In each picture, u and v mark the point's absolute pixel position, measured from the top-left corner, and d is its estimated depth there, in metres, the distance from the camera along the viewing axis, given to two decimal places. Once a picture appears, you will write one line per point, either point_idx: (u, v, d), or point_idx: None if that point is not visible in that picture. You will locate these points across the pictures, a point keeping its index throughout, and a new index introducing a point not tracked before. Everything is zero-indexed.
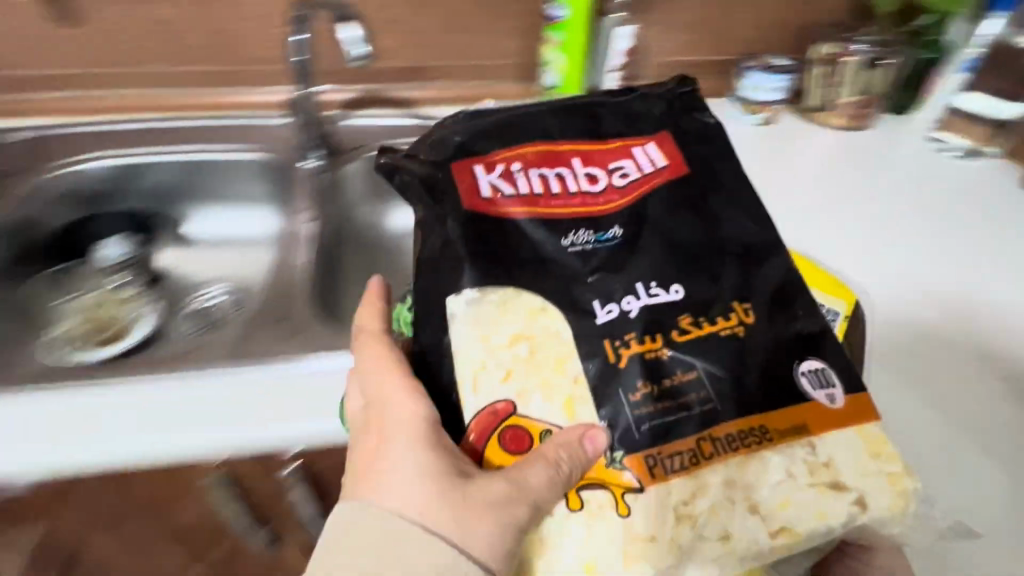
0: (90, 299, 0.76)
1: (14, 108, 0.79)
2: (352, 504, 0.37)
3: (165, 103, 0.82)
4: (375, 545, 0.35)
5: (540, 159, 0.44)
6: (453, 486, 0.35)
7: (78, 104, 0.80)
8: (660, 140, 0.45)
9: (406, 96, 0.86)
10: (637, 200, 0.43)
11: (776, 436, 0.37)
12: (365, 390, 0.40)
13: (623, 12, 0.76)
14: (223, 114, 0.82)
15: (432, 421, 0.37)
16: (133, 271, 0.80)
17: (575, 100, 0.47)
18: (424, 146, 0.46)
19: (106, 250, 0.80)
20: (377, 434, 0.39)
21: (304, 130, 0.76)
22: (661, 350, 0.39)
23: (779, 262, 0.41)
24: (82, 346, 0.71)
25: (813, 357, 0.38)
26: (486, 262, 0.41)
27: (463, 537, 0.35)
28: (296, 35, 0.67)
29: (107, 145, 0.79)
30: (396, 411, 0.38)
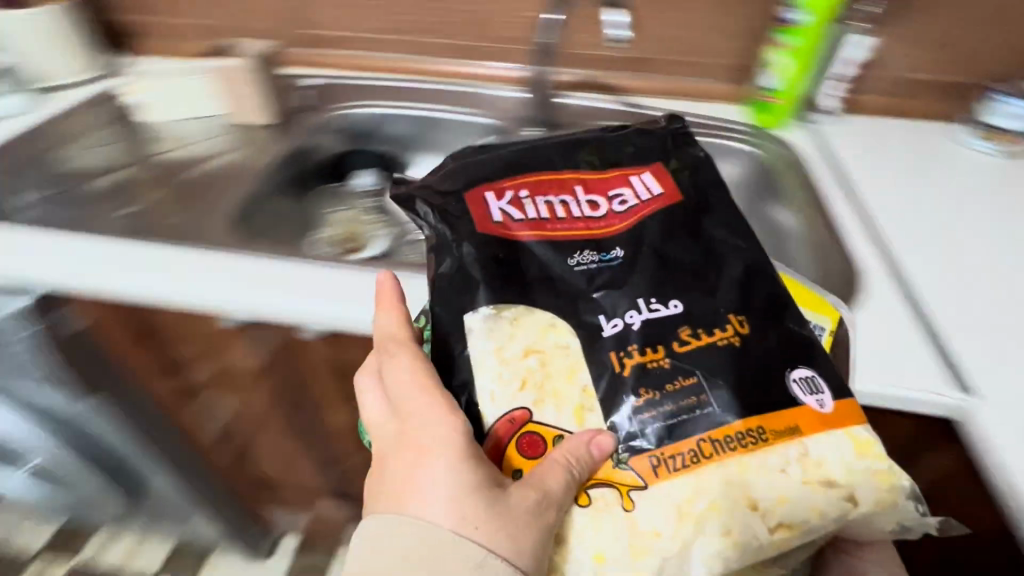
0: (348, 214, 1.07)
1: (354, 64, 1.13)
2: (394, 516, 0.39)
3: (421, 65, 1.12)
4: (417, 553, 0.37)
5: (547, 190, 0.52)
6: (488, 494, 0.38)
7: (354, 64, 1.13)
8: (654, 171, 0.54)
9: (620, 85, 1.08)
10: (636, 223, 0.50)
11: (770, 436, 0.39)
12: (402, 408, 0.43)
13: (862, 29, 0.96)
14: (462, 81, 1.11)
15: (466, 434, 0.40)
16: (376, 198, 1.11)
17: (576, 138, 0.56)
18: (438, 177, 0.53)
19: (362, 179, 1.12)
20: (414, 450, 0.41)
21: (537, 103, 1.06)
22: (662, 360, 0.43)
23: (762, 277, 0.48)
24: (336, 248, 1.00)
25: (803, 366, 0.43)
26: (499, 281, 0.46)
27: (498, 544, 0.37)
28: (552, 15, 0.97)
29: (386, 99, 1.12)
30: (433, 425, 0.41)
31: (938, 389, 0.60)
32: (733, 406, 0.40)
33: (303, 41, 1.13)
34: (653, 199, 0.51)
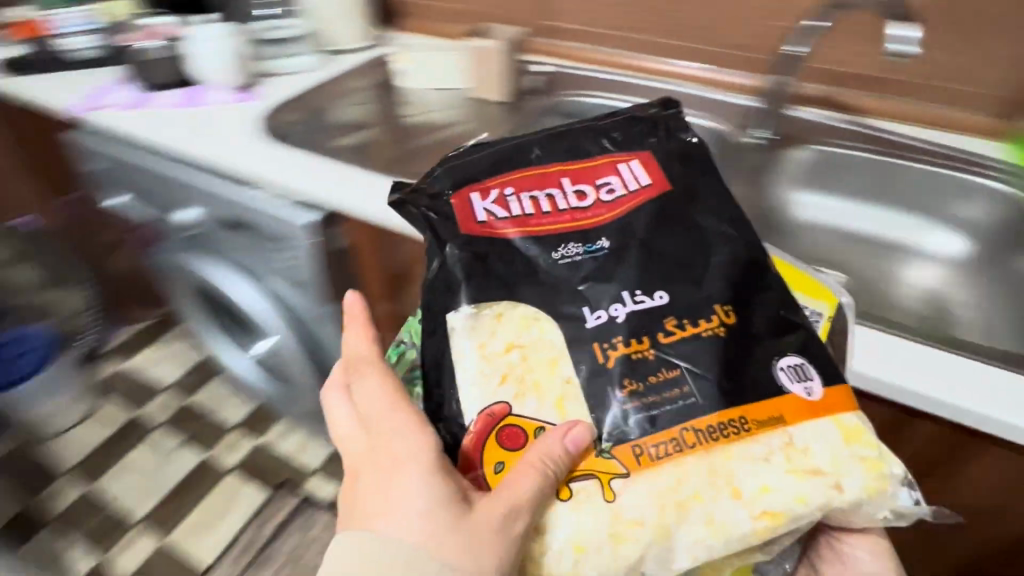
0: None
1: (620, 60, 1.14)
2: (360, 536, 0.38)
3: (670, 57, 1.10)
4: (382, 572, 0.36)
5: (533, 186, 0.52)
6: (456, 510, 0.38)
7: (610, 54, 1.15)
8: (642, 159, 0.53)
9: (858, 100, 1.00)
10: (623, 214, 0.50)
11: (754, 425, 0.39)
12: (373, 426, 0.43)
13: None
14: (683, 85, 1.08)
15: (436, 450, 0.41)
16: None
17: (566, 127, 0.56)
18: (428, 180, 0.54)
19: None
20: (383, 465, 0.41)
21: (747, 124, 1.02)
22: (646, 350, 0.43)
23: (750, 263, 0.48)
24: None
25: (790, 354, 0.42)
26: (484, 278, 0.47)
27: (464, 562, 0.37)
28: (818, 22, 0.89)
29: (612, 89, 1.13)
30: (405, 442, 0.41)
31: (944, 395, 0.61)
32: (717, 396, 0.40)
33: (546, 30, 1.19)
34: (641, 189, 0.51)
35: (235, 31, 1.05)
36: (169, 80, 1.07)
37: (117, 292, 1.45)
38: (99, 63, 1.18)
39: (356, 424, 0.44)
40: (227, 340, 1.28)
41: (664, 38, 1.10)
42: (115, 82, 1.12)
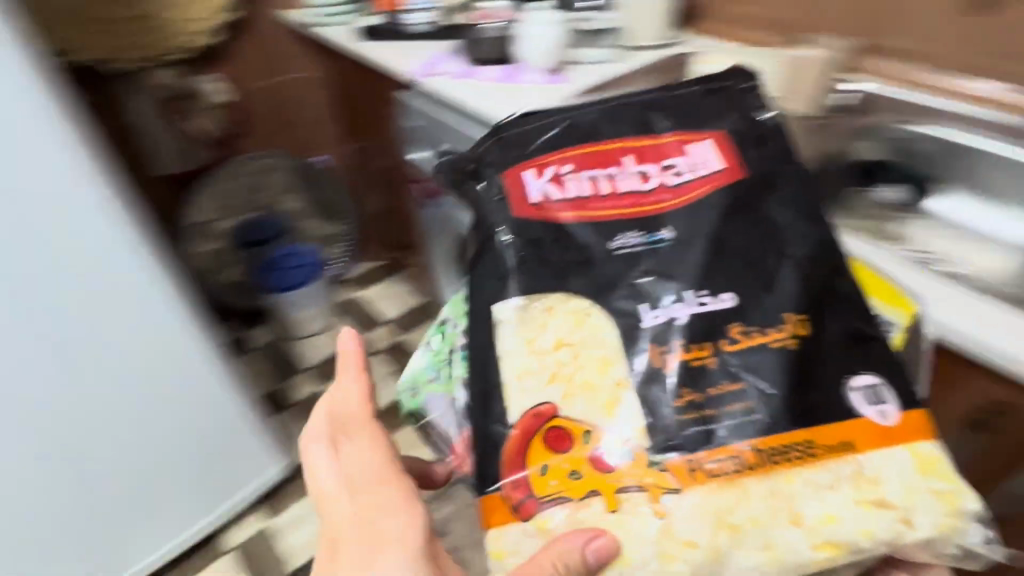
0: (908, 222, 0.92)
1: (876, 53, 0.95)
2: None
3: (967, 65, 0.87)
4: None
5: (591, 164, 0.48)
6: None
7: (894, 67, 0.93)
8: (713, 138, 0.48)
9: None
10: (690, 201, 0.46)
11: (820, 450, 0.37)
12: (356, 493, 0.37)
13: None
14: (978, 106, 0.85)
15: (427, 539, 0.36)
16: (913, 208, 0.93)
17: (630, 99, 0.51)
18: (478, 151, 0.50)
19: (886, 191, 0.93)
20: (364, 544, 0.35)
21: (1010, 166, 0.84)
22: (708, 358, 0.40)
23: (826, 263, 0.43)
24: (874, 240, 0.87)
25: (866, 373, 0.39)
26: (534, 266, 0.44)
27: None
28: None
29: (907, 115, 0.91)
30: (394, 523, 0.36)
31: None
32: (781, 414, 0.37)
33: (870, 47, 0.96)
34: (711, 175, 0.46)
35: (562, 20, 1.03)
36: (490, 56, 1.07)
37: (388, 217, 1.59)
38: (434, 40, 1.21)
39: (340, 484, 0.38)
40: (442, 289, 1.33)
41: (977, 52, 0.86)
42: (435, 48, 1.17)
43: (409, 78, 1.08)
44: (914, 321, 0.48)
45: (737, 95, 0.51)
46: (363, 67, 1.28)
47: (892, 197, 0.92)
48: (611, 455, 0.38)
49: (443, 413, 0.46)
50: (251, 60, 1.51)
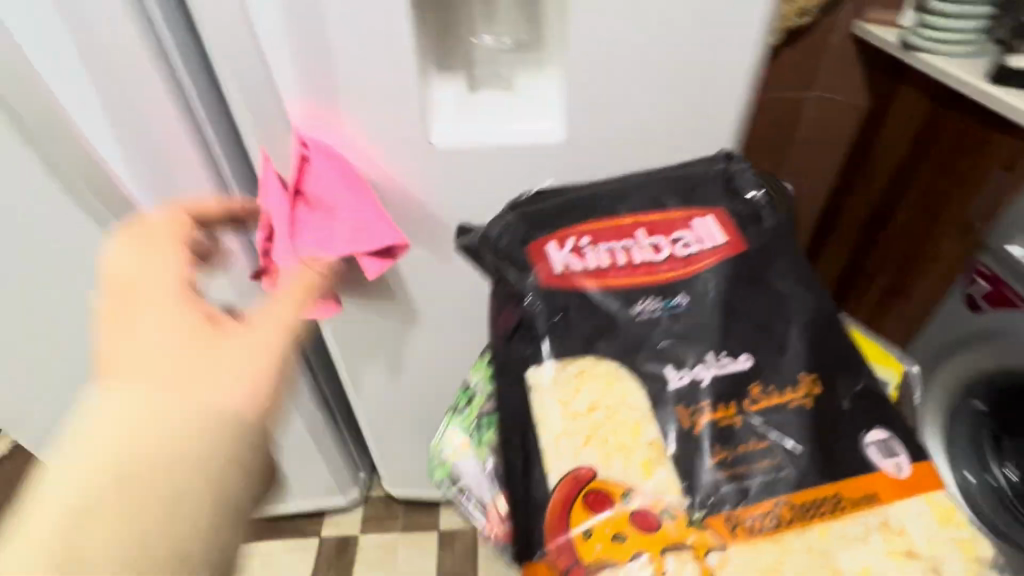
0: None
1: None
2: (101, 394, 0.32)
3: None
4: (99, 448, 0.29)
5: (607, 237, 0.52)
6: (205, 374, 0.33)
7: None
8: (714, 214, 0.53)
9: None
10: (698, 271, 0.50)
11: (849, 504, 0.39)
12: (131, 277, 0.37)
13: None
14: None
15: (206, 321, 0.36)
16: None
17: (636, 178, 0.56)
18: (500, 226, 0.54)
19: None
20: (124, 314, 0.36)
21: None
22: (734, 417, 0.42)
23: (825, 328, 0.47)
24: None
25: (877, 428, 0.42)
26: (561, 332, 0.47)
27: (208, 436, 0.31)
28: None
29: None
30: (151, 307, 0.36)
31: None
32: (809, 468, 0.40)
33: None
34: (716, 247, 0.51)
35: None
36: None
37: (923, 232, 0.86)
38: None
39: (115, 279, 0.37)
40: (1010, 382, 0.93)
41: None
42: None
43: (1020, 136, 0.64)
44: (904, 379, 0.53)
45: (735, 172, 0.55)
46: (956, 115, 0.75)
47: None
48: (652, 515, 0.40)
49: (478, 475, 0.47)
50: (786, 62, 0.86)
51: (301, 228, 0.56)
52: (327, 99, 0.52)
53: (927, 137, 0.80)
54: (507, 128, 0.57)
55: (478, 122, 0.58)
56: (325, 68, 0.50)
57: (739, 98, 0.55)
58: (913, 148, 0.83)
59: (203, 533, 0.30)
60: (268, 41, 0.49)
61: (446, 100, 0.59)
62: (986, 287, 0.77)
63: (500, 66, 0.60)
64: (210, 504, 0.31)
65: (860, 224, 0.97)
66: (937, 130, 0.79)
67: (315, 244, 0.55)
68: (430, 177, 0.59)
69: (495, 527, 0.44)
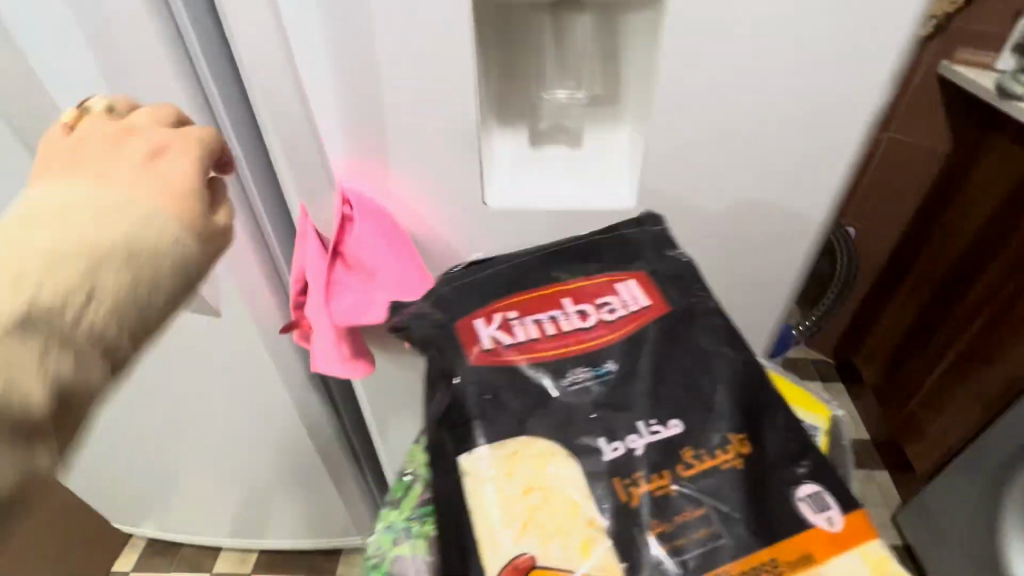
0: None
1: None
2: (75, 189, 0.39)
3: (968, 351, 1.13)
4: (79, 214, 0.37)
5: (535, 309, 0.52)
6: (181, 185, 0.41)
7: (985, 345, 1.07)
8: (637, 278, 0.55)
9: None
10: (624, 336, 0.51)
11: (785, 568, 0.39)
12: (113, 122, 0.44)
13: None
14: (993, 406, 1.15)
15: (180, 138, 0.44)
16: None
17: (562, 247, 0.58)
18: (430, 303, 0.54)
19: None
20: (111, 139, 0.42)
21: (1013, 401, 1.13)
22: (669, 485, 0.42)
23: (750, 382, 0.48)
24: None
25: (807, 482, 0.43)
26: (492, 412, 0.46)
27: (173, 220, 0.40)
28: None
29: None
30: (143, 137, 0.43)
31: None
32: (745, 535, 0.40)
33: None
34: (641, 311, 0.52)
35: None
36: None
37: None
38: None
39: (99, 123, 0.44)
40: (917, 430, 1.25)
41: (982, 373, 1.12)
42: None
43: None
44: (833, 425, 0.54)
45: (655, 239, 0.59)
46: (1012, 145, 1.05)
47: None
48: None
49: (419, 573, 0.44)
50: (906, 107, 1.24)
51: (339, 290, 0.67)
52: (373, 128, 0.58)
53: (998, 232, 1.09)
54: (570, 183, 0.65)
55: (563, 184, 0.65)
56: (368, 93, 0.56)
57: (854, 136, 0.56)
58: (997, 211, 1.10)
59: (172, 271, 0.39)
60: (311, 82, 0.56)
61: (505, 154, 0.66)
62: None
63: (566, 121, 0.65)
64: (127, 272, 0.37)
65: (952, 262, 1.20)
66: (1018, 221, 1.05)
67: (351, 305, 0.66)
68: (460, 224, 0.66)
69: None
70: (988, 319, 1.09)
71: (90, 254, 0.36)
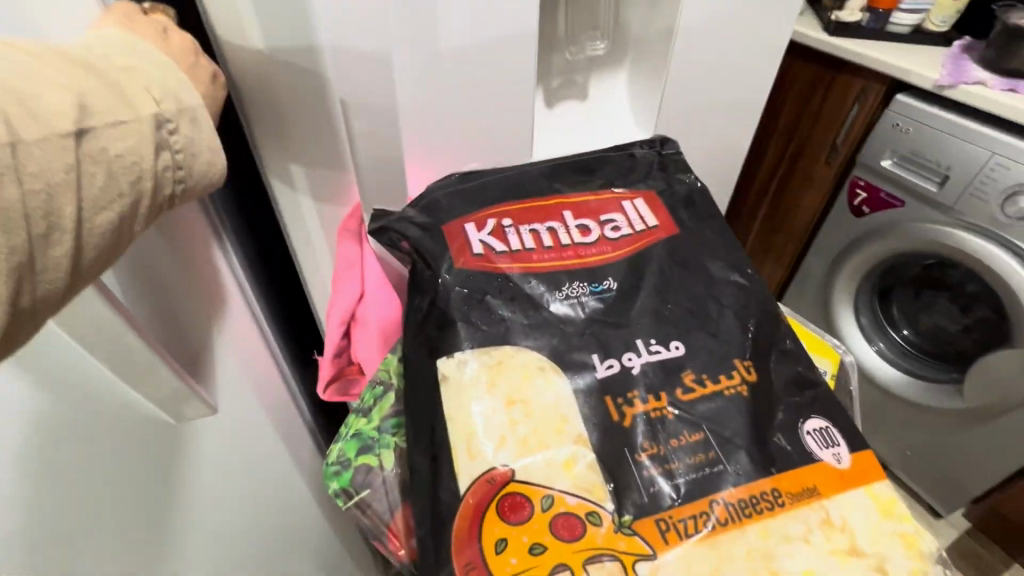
0: (869, 315, 1.12)
1: (810, 134, 1.06)
2: (111, 30, 0.32)
3: (768, 255, 1.25)
4: (119, 51, 0.31)
5: (531, 218, 0.47)
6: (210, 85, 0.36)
7: (768, 212, 1.20)
8: (646, 197, 0.50)
9: (926, 314, 1.09)
10: (628, 254, 0.46)
11: (788, 500, 0.35)
12: (128, 17, 0.34)
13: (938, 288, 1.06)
14: (751, 212, 1.24)
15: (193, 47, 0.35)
16: (876, 306, 1.13)
17: (566, 160, 0.53)
18: (416, 207, 0.49)
19: (869, 311, 1.12)
20: (139, 25, 0.34)
21: (865, 294, 1.12)
22: (666, 409, 0.38)
23: (763, 314, 0.44)
24: (859, 325, 1.12)
25: (815, 416, 0.39)
26: (476, 319, 0.41)
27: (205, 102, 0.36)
28: (938, 306, 1.07)
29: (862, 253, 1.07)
30: (161, 19, 0.36)
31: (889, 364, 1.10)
32: (748, 464, 0.36)
33: (776, 108, 1.10)
34: (648, 231, 0.48)
35: None
36: None
37: (812, 136, 1.06)
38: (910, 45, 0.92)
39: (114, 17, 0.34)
40: (851, 328, 1.12)
41: (770, 231, 1.22)
42: (945, 48, 0.91)
43: (915, 83, 0.86)
44: (840, 367, 0.50)
45: (667, 161, 0.54)
46: (795, 56, 1.04)
47: (871, 313, 1.12)
48: (577, 520, 0.34)
49: (384, 485, 0.40)
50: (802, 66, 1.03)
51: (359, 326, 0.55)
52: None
53: (772, 113, 1.12)
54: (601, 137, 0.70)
55: (579, 132, 0.71)
56: None
57: None
58: (764, 117, 1.13)
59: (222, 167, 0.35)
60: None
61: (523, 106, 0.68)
62: (863, 195, 1.02)
63: (578, 75, 0.70)
64: (205, 142, 0.33)
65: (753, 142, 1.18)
66: (785, 79, 1.07)
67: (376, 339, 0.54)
68: None
69: (399, 547, 0.39)
70: (784, 174, 1.13)
71: (150, 88, 0.30)
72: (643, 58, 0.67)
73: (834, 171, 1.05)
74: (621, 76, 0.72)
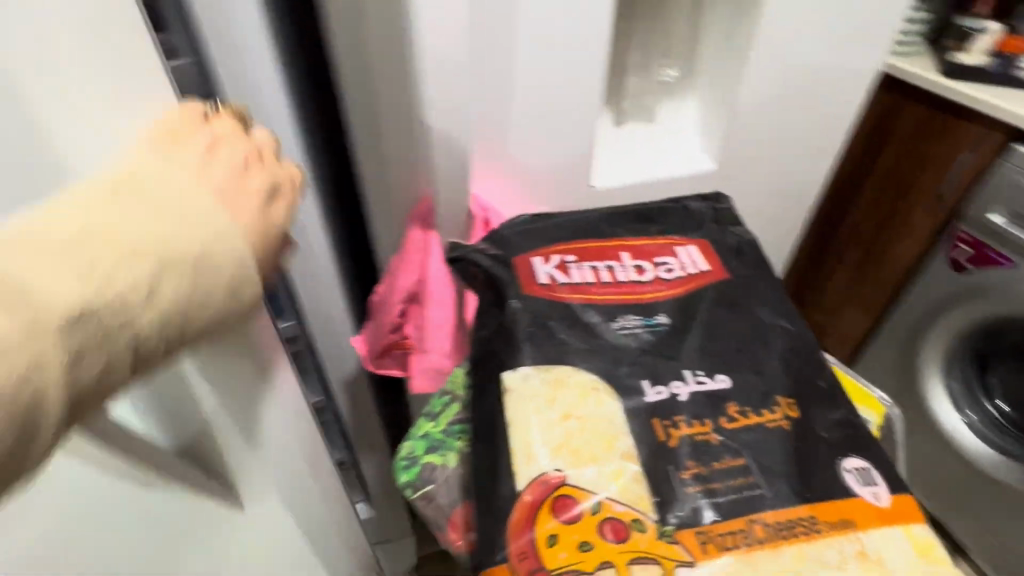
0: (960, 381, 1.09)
1: (911, 179, 1.02)
2: (138, 165, 0.28)
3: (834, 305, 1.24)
4: (126, 204, 0.27)
5: (592, 256, 0.53)
6: (249, 211, 0.31)
7: (840, 258, 1.19)
8: (697, 245, 0.55)
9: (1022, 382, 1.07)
10: (680, 293, 0.50)
11: (825, 528, 0.37)
12: (166, 142, 0.30)
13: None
14: (828, 257, 1.21)
15: (237, 172, 0.31)
16: (966, 373, 1.10)
17: (623, 208, 0.59)
18: (489, 240, 0.55)
19: (960, 378, 1.09)
20: (179, 147, 0.30)
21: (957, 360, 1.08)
22: (710, 434, 0.41)
23: (805, 358, 0.47)
24: (948, 392, 1.09)
25: (855, 456, 0.41)
26: (540, 340, 0.46)
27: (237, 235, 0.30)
28: None
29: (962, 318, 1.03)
30: (210, 140, 0.31)
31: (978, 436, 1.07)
32: (785, 490, 0.39)
33: (874, 150, 1.06)
34: (698, 275, 0.52)
35: None
36: None
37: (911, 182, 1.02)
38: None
39: (157, 137, 0.30)
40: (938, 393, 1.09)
41: (854, 278, 1.17)
42: None
43: None
44: (885, 419, 0.52)
45: (718, 214, 0.59)
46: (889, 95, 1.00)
47: (963, 379, 1.09)
48: (623, 525, 0.38)
49: (446, 482, 0.45)
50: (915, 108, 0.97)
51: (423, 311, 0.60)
52: None
53: (865, 157, 1.08)
54: (668, 161, 0.73)
55: (647, 155, 0.73)
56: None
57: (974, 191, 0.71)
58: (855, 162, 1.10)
59: (216, 317, 0.29)
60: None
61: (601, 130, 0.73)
62: (968, 250, 0.98)
63: (647, 97, 0.75)
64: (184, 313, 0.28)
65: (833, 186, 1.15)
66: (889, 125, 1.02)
67: (440, 322, 0.59)
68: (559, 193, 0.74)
69: (458, 539, 0.43)
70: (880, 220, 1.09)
71: (107, 273, 0.25)
72: (711, 89, 0.72)
73: (938, 217, 1.00)
74: (687, 105, 0.76)
